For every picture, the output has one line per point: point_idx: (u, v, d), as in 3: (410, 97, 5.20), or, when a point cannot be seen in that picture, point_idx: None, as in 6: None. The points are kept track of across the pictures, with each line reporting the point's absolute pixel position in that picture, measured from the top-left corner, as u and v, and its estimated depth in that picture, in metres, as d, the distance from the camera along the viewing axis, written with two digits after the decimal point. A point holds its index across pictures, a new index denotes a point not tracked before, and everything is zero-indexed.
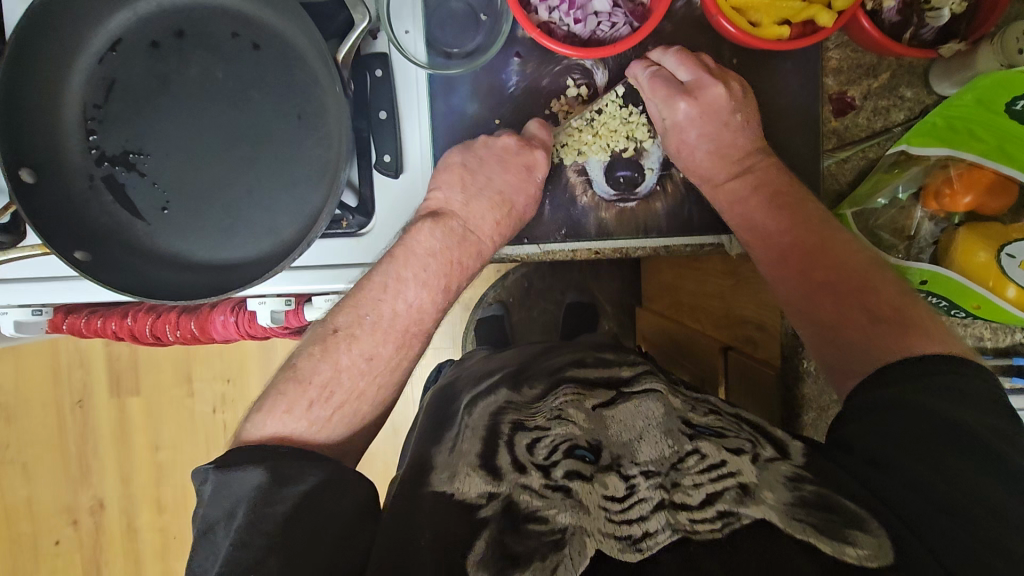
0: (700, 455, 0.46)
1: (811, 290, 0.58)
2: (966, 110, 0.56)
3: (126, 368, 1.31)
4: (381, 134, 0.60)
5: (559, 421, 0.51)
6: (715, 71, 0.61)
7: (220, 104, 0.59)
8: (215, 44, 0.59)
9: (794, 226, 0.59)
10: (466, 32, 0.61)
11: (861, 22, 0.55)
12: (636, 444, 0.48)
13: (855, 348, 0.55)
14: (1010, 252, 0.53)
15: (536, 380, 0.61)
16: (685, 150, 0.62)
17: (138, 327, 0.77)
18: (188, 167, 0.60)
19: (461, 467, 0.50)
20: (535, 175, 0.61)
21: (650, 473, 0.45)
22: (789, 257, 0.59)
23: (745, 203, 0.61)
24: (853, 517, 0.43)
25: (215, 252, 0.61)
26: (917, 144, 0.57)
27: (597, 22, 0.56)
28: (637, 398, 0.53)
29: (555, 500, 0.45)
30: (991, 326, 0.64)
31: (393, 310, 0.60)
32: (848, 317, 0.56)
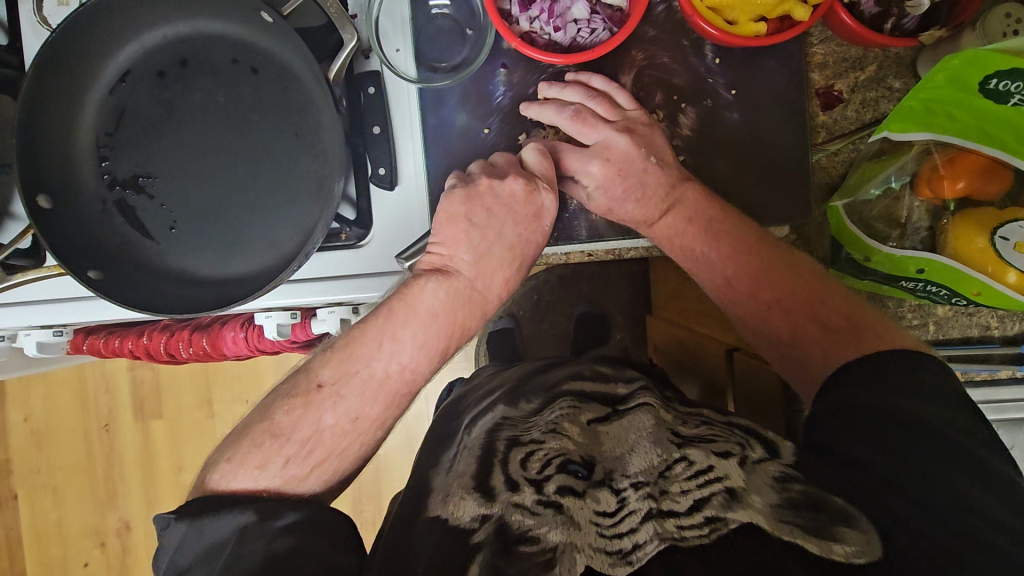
0: (687, 462, 0.45)
1: (762, 310, 0.57)
2: (941, 91, 0.53)
3: (149, 391, 1.35)
4: (375, 147, 0.62)
5: (554, 435, 0.50)
6: (616, 123, 0.60)
7: (221, 126, 0.62)
8: (216, 70, 0.62)
9: (735, 253, 0.59)
10: (453, 47, 0.64)
11: (842, 16, 0.56)
12: (626, 457, 0.47)
13: (812, 358, 0.54)
14: (1004, 234, 0.53)
15: (532, 395, 0.60)
16: (615, 207, 0.61)
17: (153, 345, 0.80)
18: (192, 188, 0.63)
19: (455, 489, 0.48)
20: (544, 221, 0.61)
21: (639, 484, 0.44)
22: (734, 282, 0.59)
23: (683, 236, 0.60)
24: (840, 514, 0.42)
25: (221, 268, 0.63)
26: (898, 131, 0.55)
27: (576, 29, 0.57)
28: (630, 414, 0.53)
29: (546, 517, 0.43)
30: (998, 314, 0.63)
31: (384, 371, 0.57)
32: (804, 333, 0.55)
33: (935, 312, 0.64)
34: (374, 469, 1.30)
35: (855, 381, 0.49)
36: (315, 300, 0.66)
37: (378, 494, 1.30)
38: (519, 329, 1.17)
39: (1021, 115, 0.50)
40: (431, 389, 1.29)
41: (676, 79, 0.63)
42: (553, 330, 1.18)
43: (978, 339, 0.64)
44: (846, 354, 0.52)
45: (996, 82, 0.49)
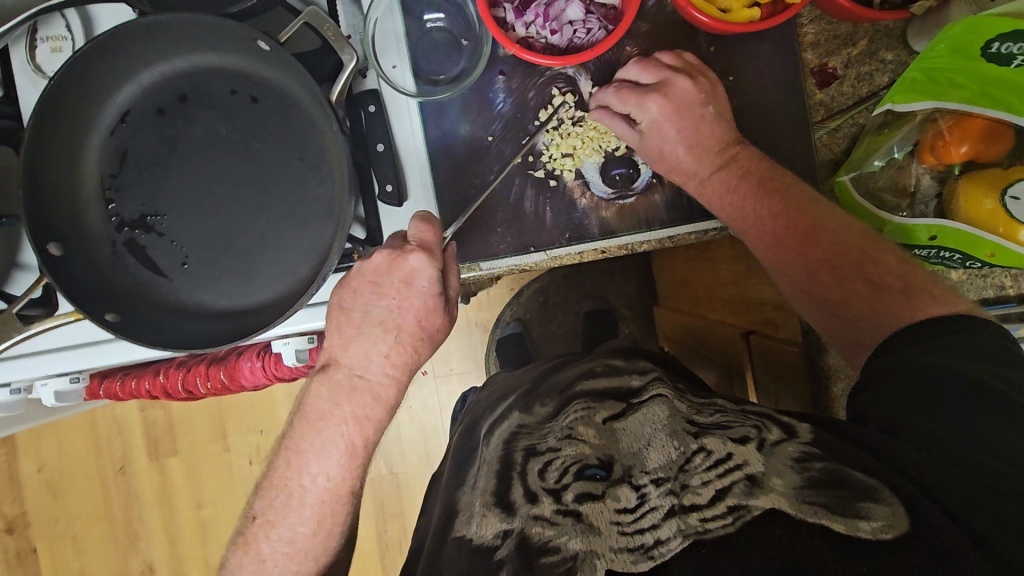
0: (706, 452, 0.44)
1: (813, 268, 0.55)
2: (941, 60, 0.54)
3: (163, 429, 1.34)
4: (381, 165, 0.62)
5: (570, 441, 0.49)
6: (679, 68, 0.60)
7: (224, 157, 0.62)
8: (216, 103, 0.62)
9: (784, 210, 0.55)
10: (449, 58, 0.64)
11: None
12: (644, 452, 0.46)
13: (860, 319, 0.52)
14: (1014, 194, 0.53)
15: (547, 398, 0.60)
16: (667, 149, 0.60)
17: (170, 383, 0.80)
18: (200, 222, 0.63)
19: (478, 509, 0.48)
20: (417, 283, 0.55)
21: (659, 480, 0.43)
22: (785, 241, 0.56)
23: (735, 192, 0.58)
24: (867, 489, 0.39)
25: (237, 299, 0.63)
26: (904, 102, 0.56)
27: (573, 30, 0.57)
28: (644, 406, 0.52)
29: (565, 526, 0.42)
30: (1011, 273, 0.63)
31: (302, 487, 0.56)
32: (849, 291, 0.53)
33: (949, 278, 0.64)
34: (394, 486, 1.29)
35: (914, 341, 0.48)
36: None
37: (402, 511, 1.29)
38: (529, 332, 1.18)
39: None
40: (445, 401, 1.28)
41: None
42: (562, 330, 1.18)
43: (996, 300, 0.64)
44: (899, 318, 0.50)
45: (999, 44, 0.50)
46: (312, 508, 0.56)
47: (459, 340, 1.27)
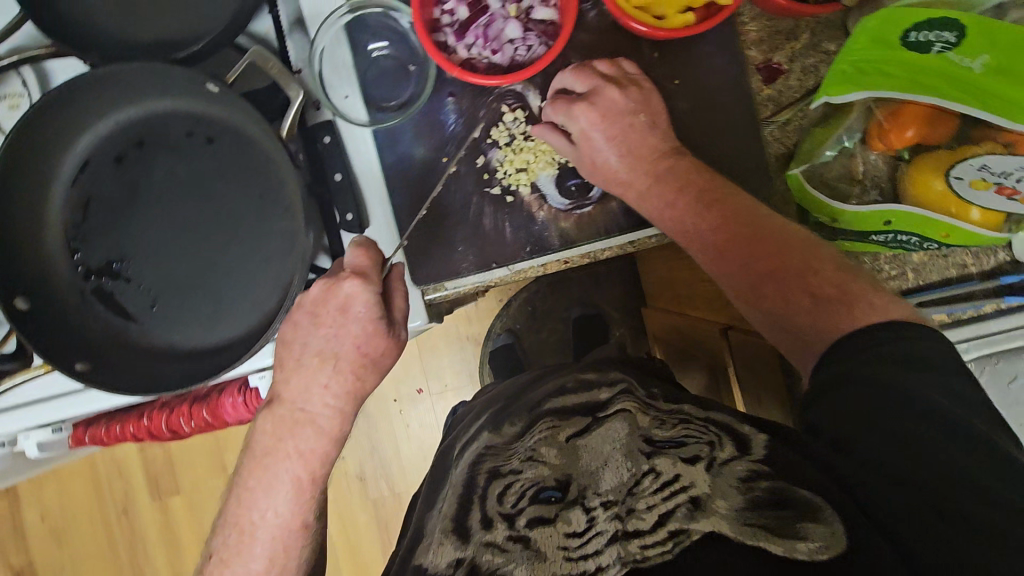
0: (655, 474, 0.45)
1: (757, 281, 0.55)
2: (865, 51, 0.52)
3: (162, 469, 1.34)
4: (341, 194, 0.62)
5: (531, 463, 0.50)
6: (611, 78, 0.62)
7: (185, 198, 0.63)
8: (174, 146, 0.63)
9: (722, 223, 0.57)
10: (399, 84, 0.65)
11: None
12: (600, 473, 0.47)
13: (803, 328, 0.52)
14: (958, 174, 0.53)
15: (516, 416, 0.58)
16: (600, 158, 0.61)
17: (155, 425, 0.82)
18: (165, 264, 0.63)
19: (436, 536, 0.48)
20: (353, 309, 0.57)
21: (608, 503, 0.44)
22: (728, 251, 0.56)
23: (674, 206, 0.58)
24: (807, 507, 0.41)
25: (208, 337, 0.64)
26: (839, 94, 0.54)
27: (513, 48, 0.58)
28: (607, 422, 0.52)
29: (514, 553, 0.43)
30: (971, 251, 0.64)
31: (251, 521, 0.57)
32: (792, 301, 0.53)
33: (912, 260, 0.65)
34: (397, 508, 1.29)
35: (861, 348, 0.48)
36: None
37: None
38: (520, 343, 1.18)
39: (947, 64, 0.49)
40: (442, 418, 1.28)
41: None
42: (552, 338, 1.18)
43: (958, 279, 0.65)
44: (843, 323, 0.50)
45: (916, 34, 0.48)
46: (268, 545, 0.57)
47: (450, 355, 1.27)
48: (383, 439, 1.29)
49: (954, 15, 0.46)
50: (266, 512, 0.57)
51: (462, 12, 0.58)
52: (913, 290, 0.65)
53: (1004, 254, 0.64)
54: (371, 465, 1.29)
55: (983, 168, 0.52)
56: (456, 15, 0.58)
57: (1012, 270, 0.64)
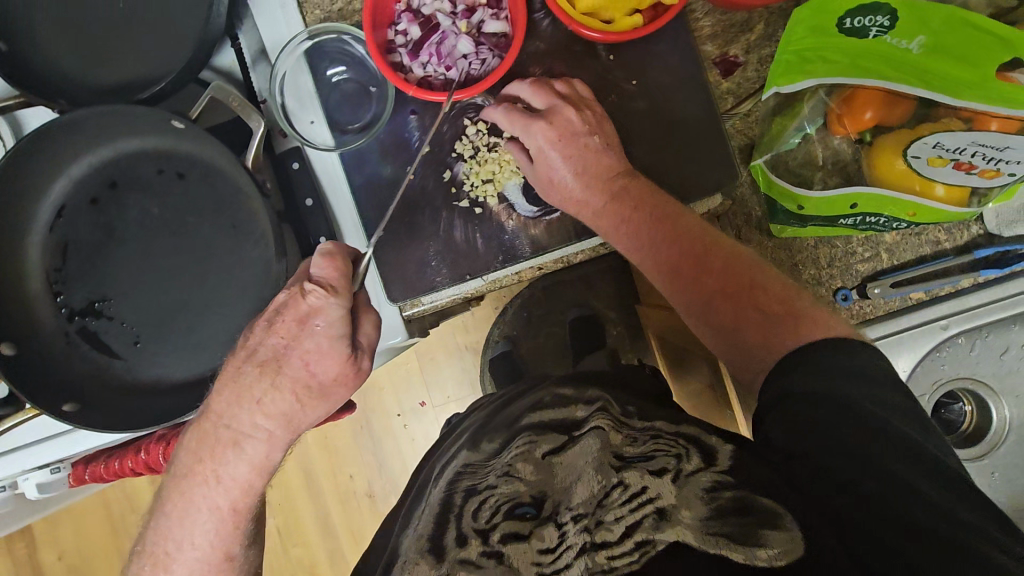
0: (623, 486, 0.44)
1: (704, 296, 0.56)
2: (806, 41, 0.53)
3: None
4: (314, 219, 0.64)
5: (506, 478, 0.46)
6: (569, 97, 0.62)
7: (161, 234, 0.64)
8: (147, 184, 0.64)
9: (674, 239, 0.58)
10: (361, 106, 0.67)
11: None
12: (572, 487, 0.45)
13: (750, 345, 0.53)
14: (914, 154, 0.53)
15: (494, 432, 0.52)
16: (556, 178, 0.62)
17: (153, 458, 0.81)
18: (146, 300, 0.64)
19: (407, 555, 0.42)
20: (313, 323, 0.54)
21: (578, 516, 0.43)
22: (677, 270, 0.58)
23: (626, 224, 0.60)
24: (769, 515, 0.41)
25: (193, 368, 0.64)
26: (786, 82, 0.56)
27: (467, 63, 0.59)
28: (582, 439, 0.48)
29: (489, 570, 0.40)
30: (943, 227, 0.64)
31: (179, 551, 0.56)
32: (739, 316, 0.54)
33: (885, 240, 0.64)
34: None
35: (808, 368, 0.48)
36: None
37: None
38: (518, 350, 1.15)
39: (884, 45, 0.50)
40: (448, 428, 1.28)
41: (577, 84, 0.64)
42: (550, 342, 1.17)
43: (933, 255, 0.64)
44: (785, 342, 0.51)
45: (851, 19, 0.49)
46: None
47: (451, 365, 1.28)
48: (390, 454, 1.30)
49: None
50: (183, 541, 0.56)
51: (414, 31, 0.59)
52: (889, 270, 0.64)
53: (977, 228, 0.63)
54: (380, 480, 1.30)
55: (937, 146, 0.51)
56: (409, 35, 0.59)
57: (986, 243, 0.64)
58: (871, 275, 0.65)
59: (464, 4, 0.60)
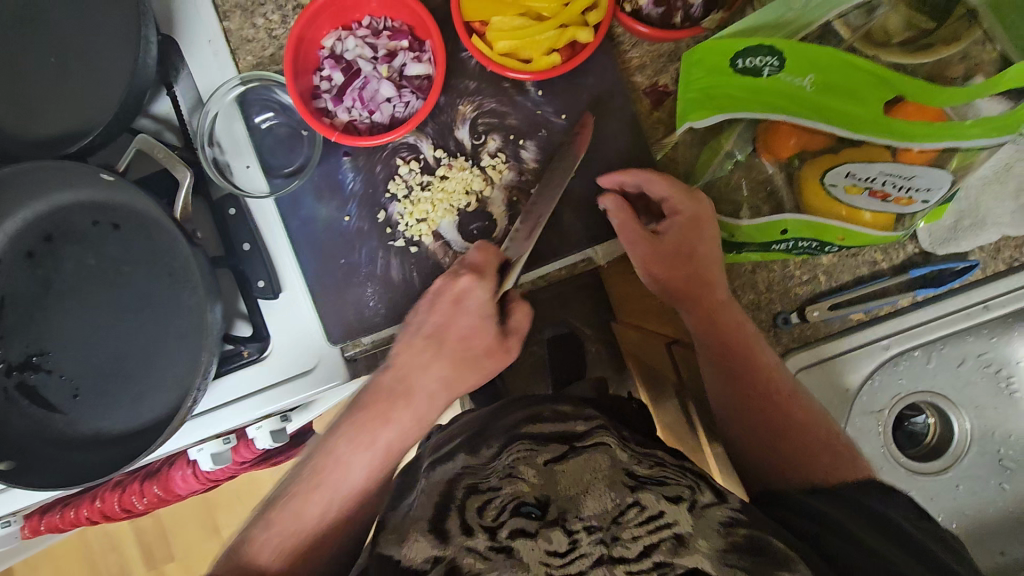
0: (640, 506, 0.39)
1: (773, 404, 0.58)
2: (705, 81, 0.50)
3: (154, 539, 1.33)
4: (252, 263, 0.63)
5: (508, 480, 0.44)
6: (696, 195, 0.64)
7: (99, 285, 0.64)
8: (83, 236, 0.64)
9: (759, 338, 0.61)
10: (295, 149, 0.67)
11: (639, 28, 0.59)
12: (580, 498, 0.41)
13: (810, 463, 0.56)
14: (832, 181, 0.53)
15: (491, 438, 0.52)
16: (679, 262, 0.61)
17: (108, 506, 0.82)
18: (85, 353, 0.64)
19: (412, 532, 0.43)
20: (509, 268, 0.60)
21: (592, 528, 0.38)
22: (761, 370, 0.59)
23: (733, 313, 0.61)
24: (784, 561, 0.38)
25: (134, 419, 0.64)
26: (700, 118, 0.54)
27: (391, 107, 0.63)
28: (586, 452, 0.46)
29: (496, 562, 0.37)
30: (879, 247, 0.63)
31: None
32: (806, 433, 0.57)
33: (822, 263, 0.64)
34: None
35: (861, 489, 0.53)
36: (227, 426, 0.65)
37: None
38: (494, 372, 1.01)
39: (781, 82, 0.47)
40: None
41: (509, 120, 0.65)
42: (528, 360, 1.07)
43: (870, 276, 0.64)
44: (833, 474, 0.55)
45: (743, 61, 0.46)
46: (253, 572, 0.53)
47: None
48: None
49: (771, 41, 0.44)
50: None
51: (337, 77, 0.62)
52: (827, 293, 0.64)
53: (912, 247, 0.63)
54: None
55: (850, 175, 0.52)
56: (332, 81, 0.62)
57: (920, 262, 0.63)
58: (809, 298, 0.64)
59: (385, 50, 0.63)
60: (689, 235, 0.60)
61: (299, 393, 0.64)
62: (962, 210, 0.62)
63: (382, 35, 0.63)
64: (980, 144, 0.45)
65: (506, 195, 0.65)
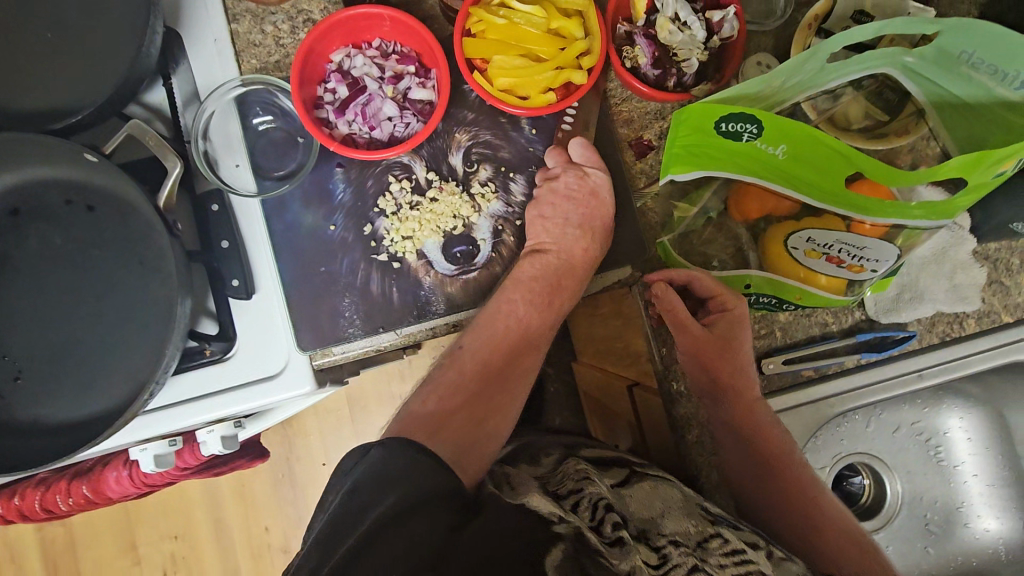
0: (723, 540, 0.51)
1: (794, 493, 0.65)
2: (688, 139, 0.52)
3: (62, 550, 1.23)
4: (228, 260, 0.63)
5: (592, 483, 0.53)
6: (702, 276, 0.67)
7: (62, 267, 0.62)
8: (52, 214, 0.61)
9: (781, 435, 0.66)
10: (287, 153, 0.68)
11: (639, 86, 0.63)
12: (659, 519, 0.52)
13: (825, 549, 0.62)
14: (794, 245, 0.58)
15: (550, 454, 0.64)
16: (722, 355, 0.64)
17: (27, 505, 0.77)
18: (37, 336, 0.61)
19: (526, 493, 0.48)
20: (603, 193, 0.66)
21: (678, 543, 0.49)
22: (782, 461, 0.65)
23: (758, 411, 0.65)
24: None
25: (77, 410, 0.60)
26: (680, 170, 0.55)
27: (392, 126, 0.65)
28: (651, 480, 0.59)
29: (614, 551, 0.45)
30: (831, 310, 0.68)
31: None
32: (821, 521, 0.64)
33: (779, 319, 0.68)
34: None
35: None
36: (175, 427, 0.62)
37: None
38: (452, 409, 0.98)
39: (757, 149, 0.50)
40: None
41: (502, 152, 0.68)
42: None
43: (821, 336, 0.68)
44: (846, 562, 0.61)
45: (726, 125, 0.48)
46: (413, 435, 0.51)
47: (382, 415, 1.21)
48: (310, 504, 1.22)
49: (751, 113, 0.46)
50: None
51: (341, 91, 0.64)
52: (782, 348, 0.68)
53: (860, 313, 0.68)
54: (297, 533, 1.22)
55: (810, 240, 0.56)
56: (336, 94, 0.64)
57: (867, 328, 0.68)
58: (765, 351, 0.68)
59: (391, 71, 0.65)
60: (733, 332, 0.63)
61: (258, 398, 0.62)
62: (905, 283, 0.67)
63: (391, 57, 0.66)
64: (922, 223, 0.51)
65: (493, 223, 0.67)
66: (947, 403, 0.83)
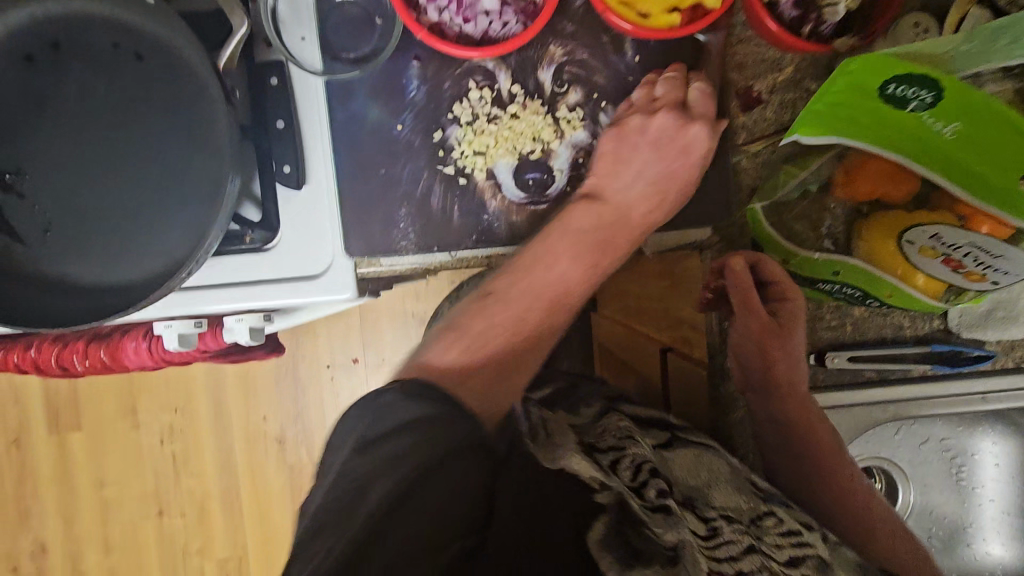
0: (779, 520, 0.52)
1: (834, 486, 0.63)
2: (841, 94, 0.45)
3: (66, 402, 1.25)
4: (281, 144, 0.57)
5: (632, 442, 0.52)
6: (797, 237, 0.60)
7: (96, 115, 0.53)
8: (95, 53, 0.53)
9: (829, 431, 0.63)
10: (361, 34, 0.60)
11: (766, 23, 0.55)
12: (707, 491, 0.53)
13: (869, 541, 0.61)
14: (909, 239, 0.52)
15: (584, 405, 0.62)
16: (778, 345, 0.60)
17: (43, 359, 0.74)
18: (66, 188, 0.53)
19: (558, 444, 0.45)
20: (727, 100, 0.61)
21: (729, 517, 0.50)
22: (830, 455, 0.62)
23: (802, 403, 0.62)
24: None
25: (108, 275, 0.54)
26: (807, 133, 0.49)
27: (487, 22, 0.57)
28: (696, 448, 0.58)
29: (657, 520, 0.42)
30: (910, 314, 0.63)
31: None
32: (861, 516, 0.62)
33: (853, 313, 0.63)
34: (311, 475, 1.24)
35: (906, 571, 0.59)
36: (207, 310, 0.59)
37: None
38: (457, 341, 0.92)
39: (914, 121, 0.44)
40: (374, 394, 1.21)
41: (596, 77, 0.61)
42: None
43: (893, 339, 0.64)
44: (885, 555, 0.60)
45: (896, 88, 0.42)
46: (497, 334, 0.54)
47: (394, 330, 1.19)
48: (310, 403, 1.22)
49: (935, 76, 0.40)
50: None
51: None
52: (850, 343, 0.64)
53: (938, 321, 0.64)
54: (294, 428, 1.24)
55: (935, 237, 0.50)
56: None
57: (942, 338, 0.64)
58: (832, 343, 0.64)
59: None
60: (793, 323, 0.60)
61: (298, 295, 0.59)
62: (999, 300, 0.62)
63: None
64: None
65: (573, 154, 0.61)
66: (985, 426, 0.80)
